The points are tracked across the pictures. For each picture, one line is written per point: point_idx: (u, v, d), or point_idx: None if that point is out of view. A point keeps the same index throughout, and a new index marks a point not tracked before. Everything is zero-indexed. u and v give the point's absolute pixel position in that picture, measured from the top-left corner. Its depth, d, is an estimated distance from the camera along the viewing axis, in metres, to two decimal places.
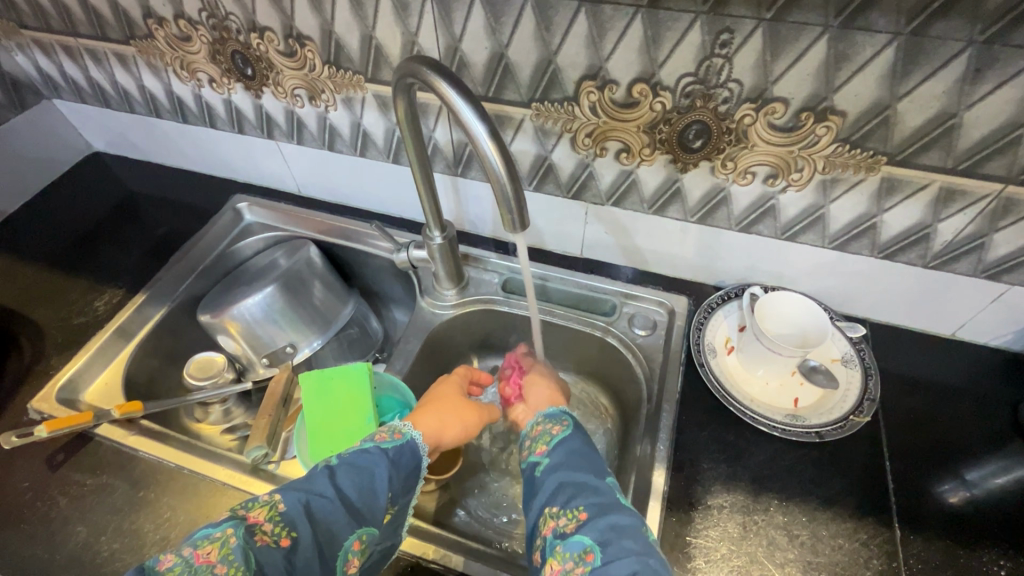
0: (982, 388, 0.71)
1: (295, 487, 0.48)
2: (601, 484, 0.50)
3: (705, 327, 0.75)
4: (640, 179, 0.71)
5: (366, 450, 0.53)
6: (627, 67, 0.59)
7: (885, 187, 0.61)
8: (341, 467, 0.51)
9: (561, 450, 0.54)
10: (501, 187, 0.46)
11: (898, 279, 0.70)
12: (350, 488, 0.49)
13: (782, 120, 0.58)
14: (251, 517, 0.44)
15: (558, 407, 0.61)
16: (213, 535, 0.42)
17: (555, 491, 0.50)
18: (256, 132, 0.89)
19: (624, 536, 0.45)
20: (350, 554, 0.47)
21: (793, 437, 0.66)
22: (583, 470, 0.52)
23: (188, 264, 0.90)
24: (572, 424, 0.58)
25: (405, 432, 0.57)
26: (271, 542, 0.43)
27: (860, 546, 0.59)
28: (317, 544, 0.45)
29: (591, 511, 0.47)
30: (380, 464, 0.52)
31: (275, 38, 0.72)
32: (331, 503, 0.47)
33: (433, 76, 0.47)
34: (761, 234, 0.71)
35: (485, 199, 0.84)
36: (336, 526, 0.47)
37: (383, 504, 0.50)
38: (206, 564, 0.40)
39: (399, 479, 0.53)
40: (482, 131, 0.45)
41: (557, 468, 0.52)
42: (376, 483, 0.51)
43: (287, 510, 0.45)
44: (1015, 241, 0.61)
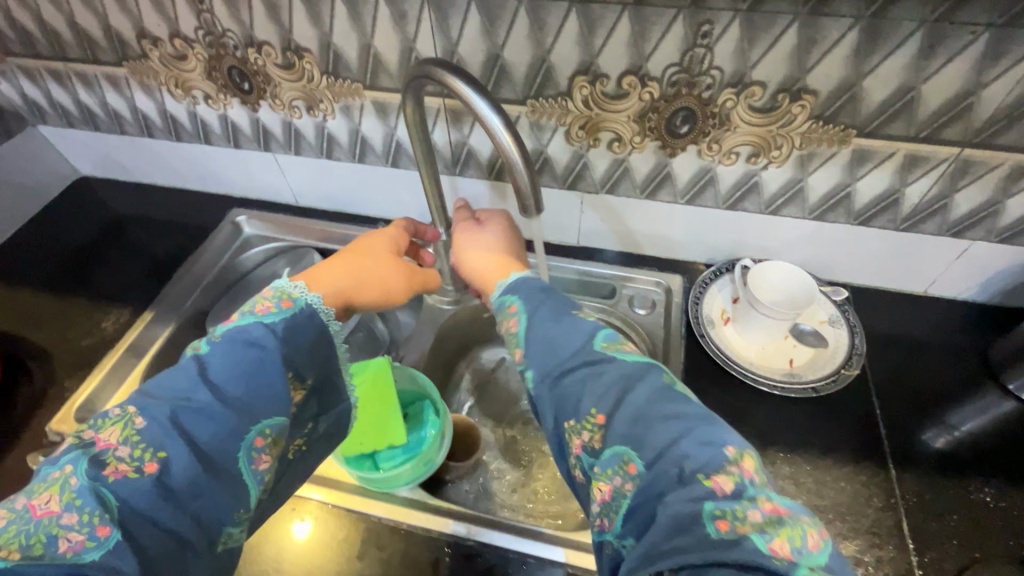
0: (954, 338, 0.78)
1: (156, 397, 0.44)
2: (601, 369, 0.44)
3: (701, 301, 0.80)
4: (632, 166, 0.75)
5: (242, 330, 0.48)
6: (617, 61, 0.64)
7: (857, 157, 0.66)
8: (210, 359, 0.46)
9: (538, 351, 0.47)
10: (518, 174, 0.50)
11: (872, 242, 0.76)
12: (230, 381, 0.45)
13: (761, 102, 0.63)
14: (96, 453, 0.40)
15: (500, 296, 0.54)
16: (52, 478, 0.39)
17: (561, 405, 0.44)
18: (253, 146, 0.91)
19: (651, 415, 0.40)
20: (254, 452, 0.45)
21: (792, 394, 0.71)
22: (572, 365, 0.45)
23: (194, 277, 0.92)
24: (523, 307, 0.51)
25: (297, 300, 0.53)
26: (131, 473, 0.40)
27: (860, 487, 0.64)
28: (196, 457, 0.42)
29: (607, 410, 0.41)
30: (267, 346, 0.48)
31: (272, 52, 0.74)
32: (204, 410, 0.44)
33: (448, 77, 0.50)
34: (746, 211, 0.77)
35: (483, 196, 0.87)
36: (221, 431, 0.43)
37: (277, 392, 0.47)
38: (46, 516, 0.37)
39: (298, 354, 0.50)
40: (498, 123, 0.48)
41: (545, 377, 0.45)
42: (262, 364, 0.47)
43: (145, 428, 0.41)
44: (973, 200, 0.67)
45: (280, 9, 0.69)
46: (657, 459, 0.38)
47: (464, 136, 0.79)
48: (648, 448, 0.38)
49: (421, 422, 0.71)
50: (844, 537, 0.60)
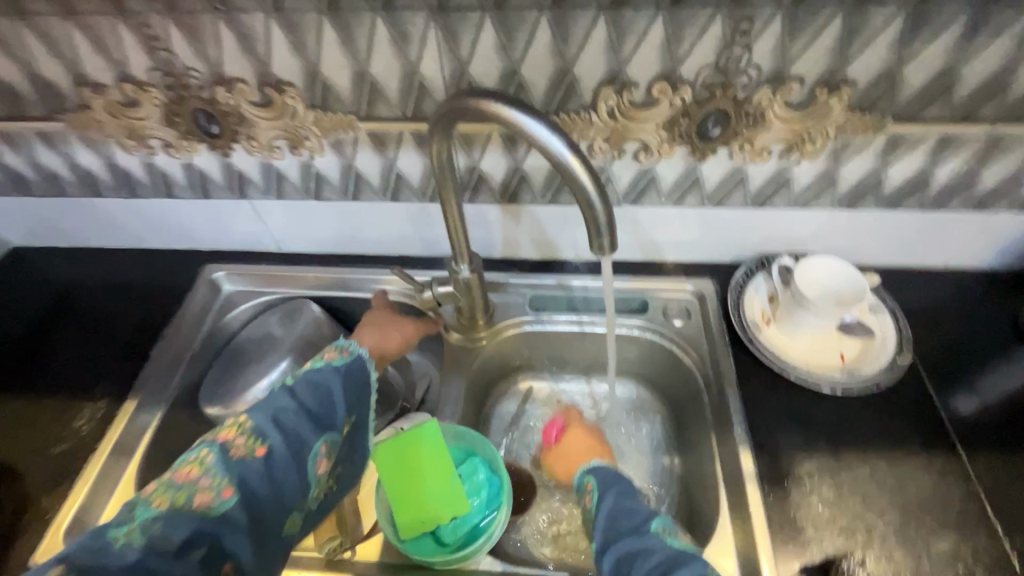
0: (984, 307, 0.78)
1: (258, 403, 0.50)
2: (649, 542, 0.52)
3: (741, 304, 0.77)
4: (658, 175, 0.71)
5: (315, 369, 0.53)
6: (647, 67, 0.59)
7: (891, 144, 0.65)
8: (296, 383, 0.51)
9: (600, 524, 0.56)
10: (590, 203, 0.45)
11: (900, 224, 0.75)
12: (311, 398, 0.50)
13: (797, 98, 0.61)
14: (224, 437, 0.47)
15: (579, 475, 0.64)
16: (191, 458, 0.45)
17: (613, 567, 0.51)
18: (225, 194, 0.80)
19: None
20: (318, 456, 0.49)
21: (855, 392, 0.69)
22: (627, 533, 0.53)
23: (176, 351, 0.80)
24: (596, 482, 0.61)
25: (349, 351, 0.55)
26: (246, 454, 0.46)
27: (939, 477, 0.63)
28: (289, 450, 0.47)
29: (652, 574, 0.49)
30: (334, 379, 0.52)
31: (247, 89, 0.65)
32: (295, 414, 0.49)
33: (495, 105, 0.44)
34: (775, 207, 0.74)
35: (494, 221, 0.81)
36: (303, 435, 0.48)
37: (342, 412, 0.51)
38: (188, 482, 0.44)
39: (356, 389, 0.54)
40: (563, 148, 0.43)
41: (607, 549, 0.53)
42: (331, 395, 0.51)
43: (255, 423, 0.48)
44: (1000, 173, 0.67)
45: (256, 40, 0.60)
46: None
47: (473, 161, 0.72)
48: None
49: (479, 484, 0.64)
50: (937, 533, 0.59)
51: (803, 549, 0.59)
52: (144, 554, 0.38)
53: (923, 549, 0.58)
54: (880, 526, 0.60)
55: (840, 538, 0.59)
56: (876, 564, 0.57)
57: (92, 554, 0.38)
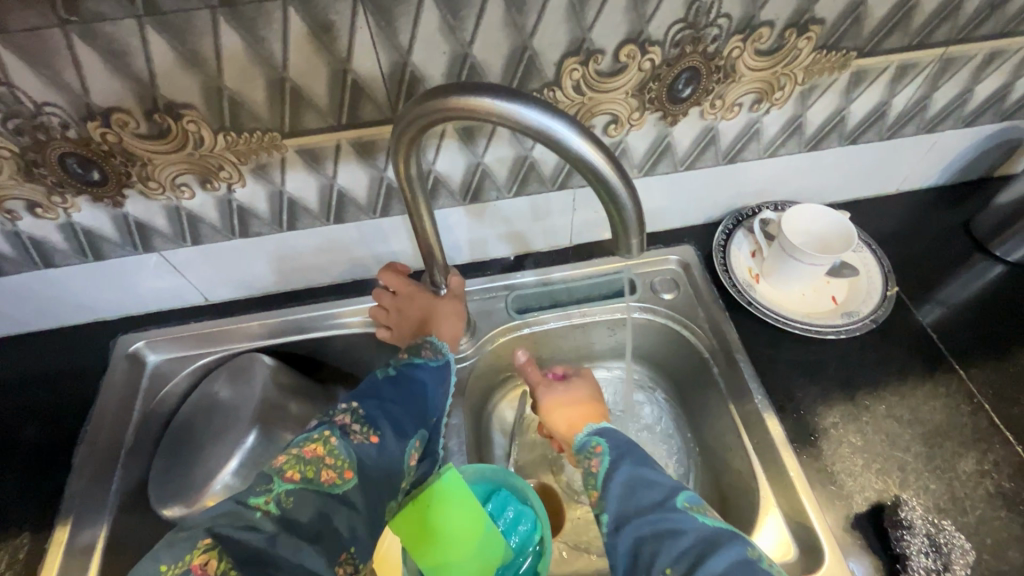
0: (940, 223, 0.81)
1: (364, 394, 0.52)
2: (677, 524, 0.44)
3: (728, 265, 0.74)
4: (629, 146, 0.65)
5: (408, 369, 0.56)
6: (613, 31, 0.53)
7: (853, 80, 0.64)
8: (396, 379, 0.55)
9: (614, 496, 0.48)
10: (609, 189, 0.39)
11: (861, 157, 0.75)
12: (409, 392, 0.54)
13: (767, 44, 0.57)
14: (341, 421, 0.48)
15: (584, 434, 0.56)
16: (314, 437, 0.46)
17: (632, 556, 0.45)
18: (124, 251, 0.65)
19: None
20: (414, 449, 0.51)
21: (856, 331, 0.69)
22: (648, 513, 0.46)
23: (107, 449, 0.66)
24: (605, 446, 0.53)
25: (441, 352, 0.60)
26: (362, 439, 0.47)
27: (947, 399, 0.64)
28: (397, 438, 0.49)
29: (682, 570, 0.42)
30: (428, 379, 0.56)
31: (130, 119, 0.51)
32: (398, 407, 0.52)
33: (463, 97, 0.37)
34: (746, 160, 0.71)
35: (456, 224, 0.72)
36: (404, 426, 0.50)
37: (432, 410, 0.54)
38: (316, 456, 0.44)
39: (444, 392, 0.57)
40: (564, 130, 0.37)
41: (619, 530, 0.46)
42: (423, 396, 0.54)
43: (368, 411, 0.50)
44: (949, 94, 0.68)
45: (130, 56, 0.47)
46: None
47: (427, 162, 0.63)
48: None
49: (511, 521, 0.58)
50: (960, 454, 0.61)
51: (847, 502, 0.58)
52: (277, 533, 0.38)
53: (953, 473, 0.59)
54: (909, 461, 0.60)
55: (878, 482, 0.59)
56: (918, 501, 0.58)
57: (235, 520, 0.38)
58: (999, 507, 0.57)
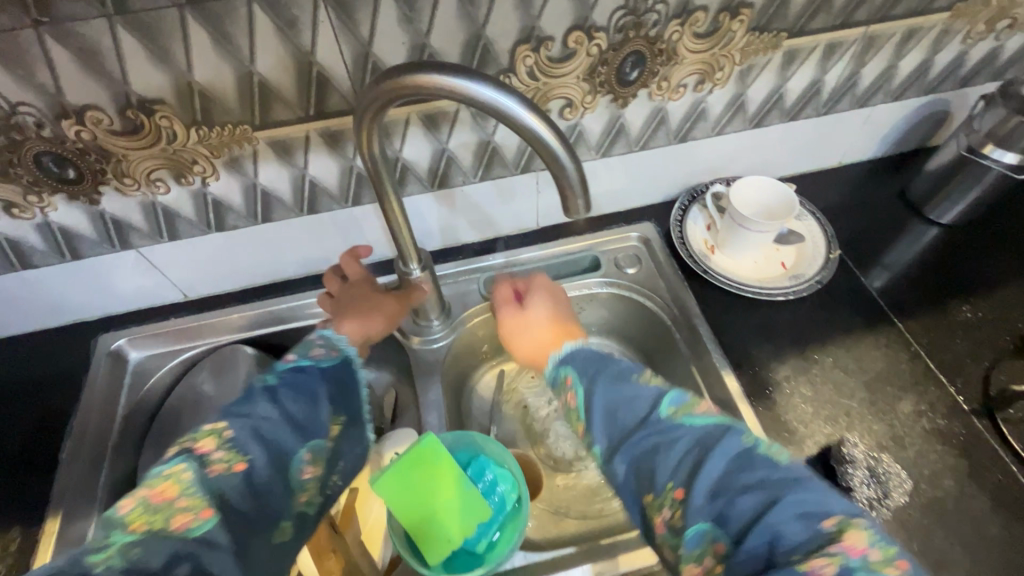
0: (879, 192, 0.87)
1: (239, 414, 0.43)
2: (670, 435, 0.43)
3: (685, 238, 0.79)
4: (585, 128, 0.70)
5: (297, 373, 0.48)
6: (560, 19, 0.57)
7: (787, 59, 0.69)
8: (279, 386, 0.46)
9: (601, 425, 0.46)
10: (557, 159, 0.43)
11: (802, 132, 0.81)
12: (293, 400, 0.45)
13: (704, 28, 0.62)
14: (201, 449, 0.40)
15: (552, 366, 0.52)
16: (166, 472, 0.39)
17: (634, 481, 0.43)
18: (102, 249, 0.67)
19: (737, 479, 0.39)
20: (304, 464, 0.43)
21: (804, 292, 0.74)
22: (639, 434, 0.43)
23: (93, 444, 0.68)
24: (574, 374, 0.50)
25: (337, 350, 0.51)
26: (225, 469, 0.40)
27: (888, 349, 0.70)
28: (275, 458, 0.42)
29: (683, 482, 0.40)
30: (318, 383, 0.47)
31: (103, 116, 0.54)
32: (276, 423, 0.43)
33: (420, 75, 0.41)
34: (696, 138, 0.76)
35: (426, 210, 0.75)
36: (284, 443, 0.43)
37: (327, 417, 0.46)
38: (166, 499, 0.37)
39: (342, 389, 0.49)
40: (513, 103, 0.41)
41: (615, 458, 0.44)
42: (316, 398, 0.46)
43: (236, 435, 0.41)
44: (876, 70, 0.74)
45: (102, 55, 0.49)
46: (747, 538, 0.37)
47: (394, 150, 0.66)
48: (734, 525, 0.37)
49: (490, 484, 0.61)
50: (900, 398, 0.66)
51: (800, 446, 0.63)
52: None
53: (893, 415, 0.65)
54: (854, 407, 0.65)
55: (827, 427, 0.64)
56: (862, 440, 0.63)
57: None
58: (935, 442, 0.63)
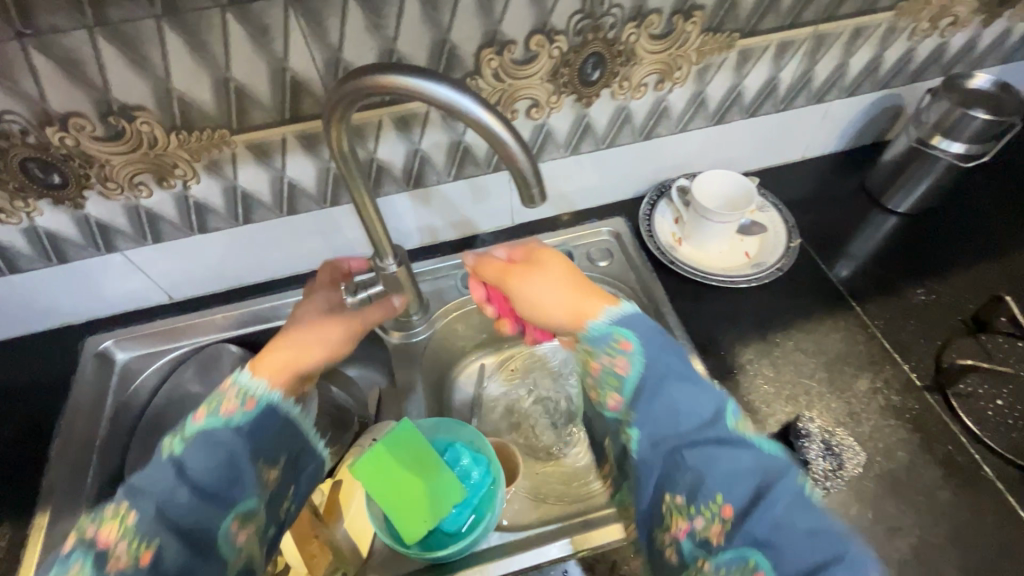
0: (841, 183, 0.91)
1: (144, 490, 0.45)
2: (732, 453, 0.46)
3: (652, 231, 0.83)
4: (552, 127, 0.73)
5: (208, 435, 0.48)
6: (521, 23, 0.60)
7: (742, 58, 0.73)
8: (185, 458, 0.47)
9: (647, 412, 0.49)
10: (513, 155, 0.45)
11: (763, 128, 0.84)
12: (203, 470, 0.46)
13: (659, 29, 0.66)
14: (104, 538, 0.43)
15: (601, 322, 0.53)
16: (70, 569, 0.42)
17: (676, 481, 0.47)
18: (88, 252, 0.69)
19: (792, 518, 0.43)
20: (229, 531, 0.46)
21: (767, 280, 0.78)
22: (697, 438, 0.47)
23: (80, 443, 0.70)
24: (633, 346, 0.52)
25: (257, 399, 0.51)
26: (132, 560, 0.43)
27: (846, 331, 0.73)
28: (186, 537, 0.45)
29: (733, 502, 0.44)
30: (234, 445, 0.48)
31: (86, 123, 0.56)
32: (185, 500, 0.45)
33: (382, 76, 0.44)
34: (661, 135, 0.80)
35: (403, 210, 0.78)
36: (198, 520, 0.45)
37: (247, 478, 0.48)
38: None
39: (263, 443, 0.50)
40: (469, 103, 0.44)
41: (660, 451, 0.48)
42: (234, 459, 0.48)
43: (138, 522, 0.44)
44: (828, 66, 0.78)
45: (83, 64, 0.52)
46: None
47: (369, 151, 0.69)
48: (779, 560, 0.41)
49: (467, 467, 0.64)
50: (857, 377, 0.69)
51: (761, 424, 0.66)
52: None
53: (850, 393, 0.68)
54: (814, 386, 0.69)
55: (788, 406, 0.67)
56: (820, 417, 0.66)
57: None
58: (889, 417, 0.66)
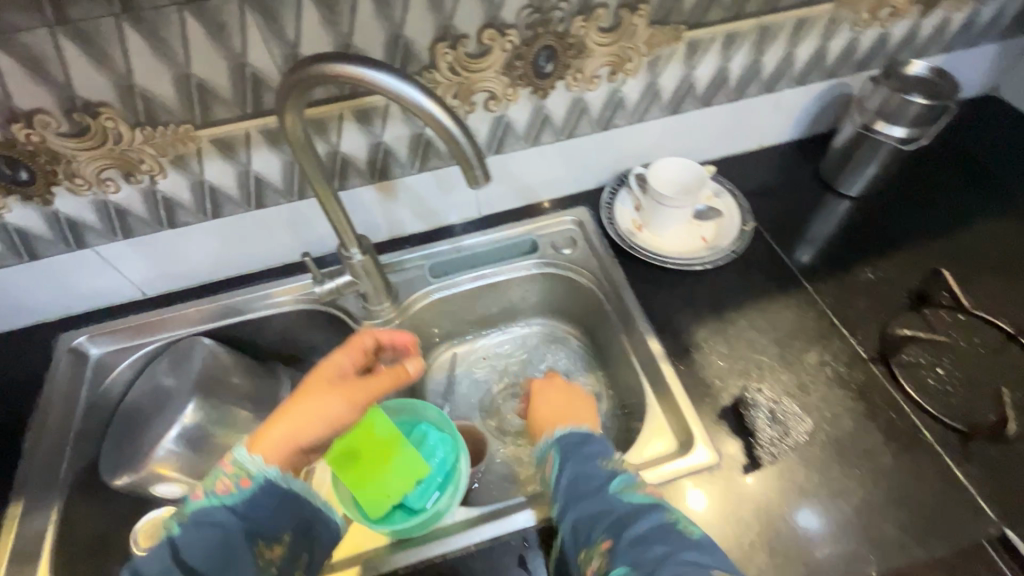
0: (796, 170, 0.94)
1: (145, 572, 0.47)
2: (613, 501, 0.53)
3: (613, 219, 0.86)
4: (511, 119, 0.76)
5: (204, 515, 0.49)
6: (472, 18, 0.63)
7: (690, 49, 0.76)
8: (181, 539, 0.48)
9: (565, 475, 0.55)
10: (456, 141, 0.48)
11: (718, 117, 0.87)
12: (201, 552, 0.48)
13: (607, 22, 0.69)
14: None
15: (541, 440, 0.60)
16: None
17: (577, 531, 0.52)
18: (59, 249, 0.71)
19: (654, 542, 0.48)
20: None
21: (721, 262, 0.81)
22: (590, 492, 0.53)
23: (54, 436, 0.71)
24: (557, 442, 0.59)
25: (252, 479, 0.51)
26: None
27: (797, 308, 0.77)
28: None
29: (612, 535, 0.50)
30: (230, 526, 0.50)
31: (51, 120, 0.58)
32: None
33: (330, 65, 0.46)
34: (618, 126, 0.83)
35: (370, 203, 0.81)
36: None
37: (243, 555, 0.50)
38: None
39: (258, 521, 0.52)
40: (413, 92, 0.47)
41: (568, 509, 0.53)
42: (229, 540, 0.50)
43: None
44: (776, 57, 0.81)
45: (46, 62, 0.54)
46: None
47: (332, 145, 0.71)
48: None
49: (433, 447, 0.66)
50: (807, 351, 0.72)
51: (715, 398, 0.69)
52: None
53: (800, 366, 0.71)
54: (765, 361, 0.72)
55: (740, 380, 0.70)
56: (770, 389, 0.69)
57: None
58: (836, 388, 0.69)
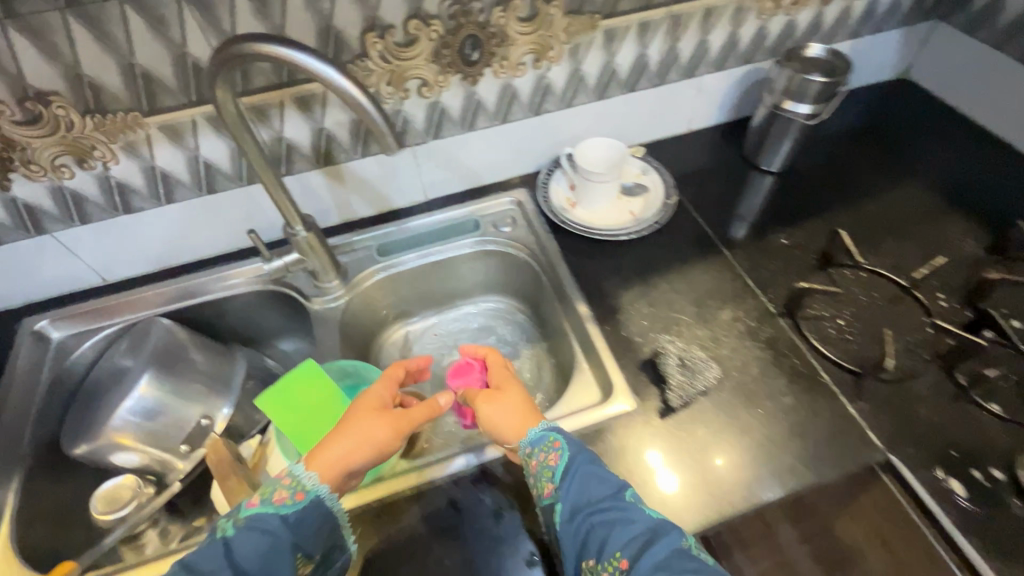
0: (721, 150, 1.01)
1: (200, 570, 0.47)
2: (628, 515, 0.51)
3: (548, 197, 0.92)
4: (445, 105, 0.82)
5: (260, 519, 0.50)
6: (396, 9, 0.69)
7: (608, 37, 0.83)
8: (235, 541, 0.49)
9: (571, 490, 0.54)
10: (368, 113, 0.54)
11: (643, 102, 0.94)
12: (251, 553, 0.48)
13: (525, 12, 0.75)
14: None
15: (540, 429, 0.59)
16: None
17: (586, 543, 0.51)
18: (18, 235, 0.76)
19: (673, 565, 0.47)
20: None
21: (646, 232, 0.87)
22: (603, 505, 0.52)
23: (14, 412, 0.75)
24: (562, 442, 0.57)
25: (311, 494, 0.54)
26: None
27: (715, 272, 0.83)
28: None
29: (629, 555, 0.48)
30: (280, 535, 0.50)
31: (5, 108, 0.63)
32: None
33: (253, 45, 0.52)
34: (548, 111, 0.89)
35: (318, 188, 0.86)
36: None
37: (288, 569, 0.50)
38: None
39: (304, 535, 0.52)
40: (328, 69, 0.52)
41: (574, 517, 0.52)
42: (279, 550, 0.50)
43: None
44: (690, 43, 0.89)
45: None
46: None
47: (277, 131, 0.77)
48: None
49: None
50: (722, 309, 0.79)
51: (636, 352, 0.75)
52: None
53: (715, 322, 0.77)
54: (683, 319, 0.78)
55: (659, 336, 0.76)
56: (687, 343, 0.75)
57: None
58: (746, 340, 0.75)
